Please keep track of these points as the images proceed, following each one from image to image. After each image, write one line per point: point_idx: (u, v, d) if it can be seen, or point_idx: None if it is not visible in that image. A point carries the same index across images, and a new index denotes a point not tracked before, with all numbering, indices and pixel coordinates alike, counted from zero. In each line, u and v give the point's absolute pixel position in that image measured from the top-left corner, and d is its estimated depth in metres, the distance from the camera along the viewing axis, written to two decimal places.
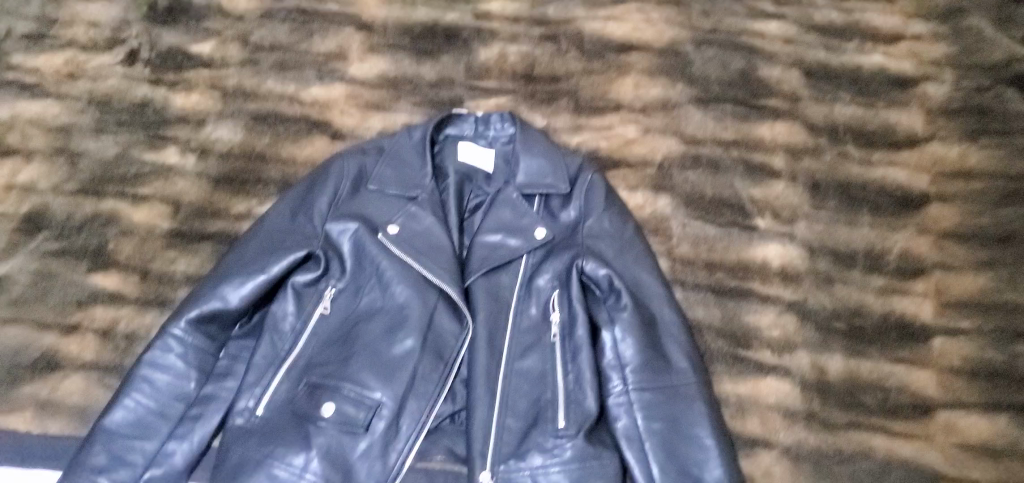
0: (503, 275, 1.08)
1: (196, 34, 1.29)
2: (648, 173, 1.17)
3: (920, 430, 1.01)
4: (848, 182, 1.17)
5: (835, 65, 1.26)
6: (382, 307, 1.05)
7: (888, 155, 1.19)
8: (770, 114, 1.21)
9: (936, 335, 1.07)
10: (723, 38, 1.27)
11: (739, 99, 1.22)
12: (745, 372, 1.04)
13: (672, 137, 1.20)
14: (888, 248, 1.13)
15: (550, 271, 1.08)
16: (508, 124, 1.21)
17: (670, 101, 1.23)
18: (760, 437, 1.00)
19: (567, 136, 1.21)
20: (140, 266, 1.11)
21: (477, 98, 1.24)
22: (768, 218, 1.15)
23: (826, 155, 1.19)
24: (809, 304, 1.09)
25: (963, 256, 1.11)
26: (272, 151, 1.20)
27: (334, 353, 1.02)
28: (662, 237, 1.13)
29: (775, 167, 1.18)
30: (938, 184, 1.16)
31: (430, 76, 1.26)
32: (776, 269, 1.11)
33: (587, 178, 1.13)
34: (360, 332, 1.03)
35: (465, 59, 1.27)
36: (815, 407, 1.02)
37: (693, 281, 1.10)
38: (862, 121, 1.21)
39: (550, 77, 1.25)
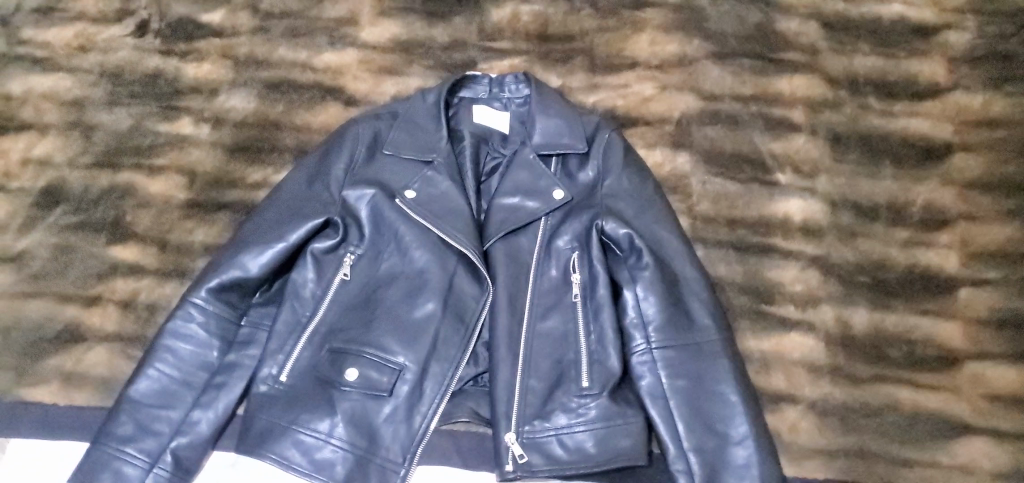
0: (522, 237, 1.07)
1: (203, 2, 1.27)
2: (667, 130, 1.16)
3: (946, 381, 1.01)
4: (870, 135, 1.15)
5: (854, 16, 1.23)
6: (401, 271, 1.05)
7: (910, 106, 1.16)
8: (788, 68, 1.19)
9: (960, 286, 1.06)
10: None
11: (756, 54, 1.20)
12: (768, 328, 1.03)
13: (690, 95, 1.18)
14: (912, 200, 1.11)
15: (569, 232, 1.07)
16: (523, 85, 1.20)
17: (687, 57, 1.20)
18: (785, 393, 1.00)
19: (583, 96, 1.20)
20: (159, 237, 1.11)
21: (491, 60, 1.23)
22: (789, 173, 1.13)
23: (847, 107, 1.17)
24: (833, 258, 1.08)
25: (987, 206, 1.10)
26: (286, 119, 1.18)
27: (356, 318, 1.02)
28: (682, 196, 1.12)
29: (795, 120, 1.16)
30: (961, 134, 1.14)
31: (443, 39, 1.24)
32: (798, 224, 1.10)
33: (605, 136, 1.12)
34: (381, 296, 1.03)
35: (478, 20, 1.25)
36: (840, 361, 1.02)
37: (714, 238, 1.09)
38: (882, 72, 1.19)
39: (565, 35, 1.23)
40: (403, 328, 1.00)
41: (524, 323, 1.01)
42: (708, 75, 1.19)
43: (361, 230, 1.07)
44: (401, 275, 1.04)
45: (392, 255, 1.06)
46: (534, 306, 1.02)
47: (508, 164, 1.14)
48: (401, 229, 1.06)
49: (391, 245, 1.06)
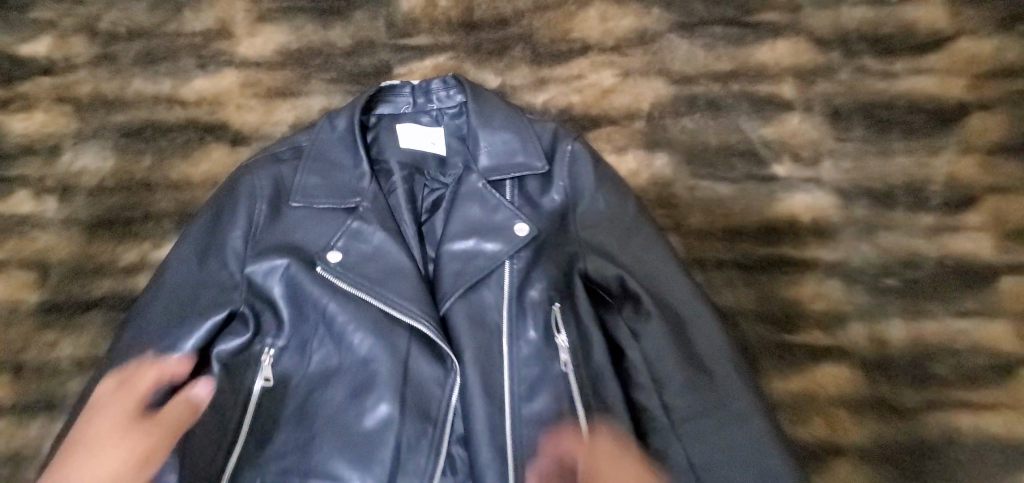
0: (484, 291, 0.85)
1: (19, 29, 0.98)
2: (638, 128, 0.96)
3: (1009, 397, 0.83)
4: (872, 102, 0.97)
5: None
6: (338, 364, 0.81)
7: (914, 61, 0.98)
8: (768, 32, 0.99)
9: (1002, 274, 0.89)
10: None
11: (729, 19, 0.99)
12: (797, 362, 0.85)
13: (661, 82, 0.97)
14: (932, 176, 0.94)
15: (542, 280, 0.84)
16: (455, 91, 0.95)
17: (647, 32, 0.99)
18: (830, 442, 0.81)
19: (530, 96, 0.97)
20: (10, 359, 0.84)
21: (409, 63, 0.99)
22: (788, 161, 0.95)
23: (842, 73, 0.98)
24: (854, 262, 0.90)
25: (1019, 174, 0.93)
26: (157, 175, 0.93)
27: (288, 438, 0.79)
28: (668, 209, 0.92)
29: (786, 96, 0.97)
30: (976, 88, 0.97)
31: (345, 44, 0.99)
32: (809, 224, 0.92)
33: (567, 149, 0.90)
34: (317, 404, 0.80)
35: (384, 12, 1.00)
36: (883, 390, 0.84)
37: (714, 257, 0.90)
38: (876, 23, 1.00)
39: (495, 20, 0.99)
40: (352, 444, 0.77)
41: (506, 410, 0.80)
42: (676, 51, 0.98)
43: (279, 316, 0.83)
44: (338, 370, 0.81)
45: (323, 345, 0.82)
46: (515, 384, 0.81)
47: (452, 196, 0.92)
48: (329, 307, 0.82)
49: (319, 329, 0.83)
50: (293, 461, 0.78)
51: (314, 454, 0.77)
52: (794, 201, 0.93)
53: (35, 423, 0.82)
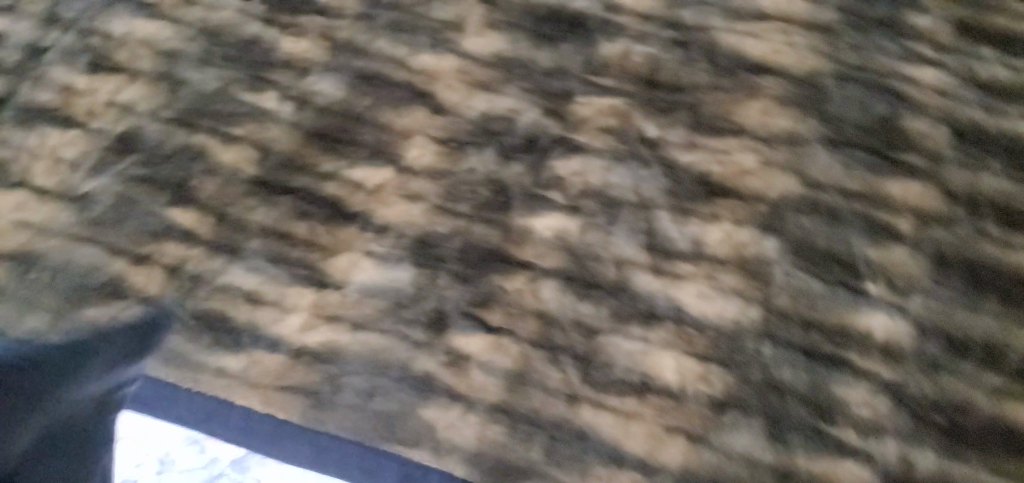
0: (392, 400, 0.71)
1: None
2: (505, 138, 0.84)
3: (963, 303, 0.76)
4: (741, 159, 0.82)
5: (491, 30, 0.90)
6: (164, 399, 0.73)
7: (669, 103, 0.86)
8: (582, 77, 0.87)
9: (881, 217, 0.80)
10: (416, 16, 0.90)
11: (482, 75, 0.87)
12: (782, 330, 0.74)
13: (825, 141, 0.83)
14: (818, 172, 0.82)
15: (373, 295, 0.76)
16: (341, 252, 0.78)
17: (479, 50, 0.89)
18: (886, 367, 0.73)
19: (382, 117, 0.84)
20: None
21: (105, 113, 0.84)
22: (666, 175, 0.82)
23: (682, 143, 0.84)
24: (772, 286, 0.76)
25: (903, 227, 0.79)
26: None
27: (141, 379, 0.73)
28: (568, 249, 0.79)
29: (647, 134, 0.84)
30: (762, 128, 0.84)
31: (36, 106, 0.84)
32: (700, 253, 0.78)
33: (386, 213, 0.80)
34: (244, 423, 0.72)
35: (41, 75, 0.86)
36: (839, 320, 0.75)
37: (630, 298, 0.76)
38: (610, 74, 0.87)
39: (296, 20, 0.89)
40: (384, 326, 0.74)
41: (449, 351, 0.74)
42: (942, 52, 0.89)
43: None
44: None
45: None
46: (396, 374, 0.72)
47: None
48: None
49: (355, 459, 0.71)
50: (166, 389, 0.73)
51: (292, 419, 0.71)
52: (927, 199, 0.80)
53: (81, 249, 0.77)
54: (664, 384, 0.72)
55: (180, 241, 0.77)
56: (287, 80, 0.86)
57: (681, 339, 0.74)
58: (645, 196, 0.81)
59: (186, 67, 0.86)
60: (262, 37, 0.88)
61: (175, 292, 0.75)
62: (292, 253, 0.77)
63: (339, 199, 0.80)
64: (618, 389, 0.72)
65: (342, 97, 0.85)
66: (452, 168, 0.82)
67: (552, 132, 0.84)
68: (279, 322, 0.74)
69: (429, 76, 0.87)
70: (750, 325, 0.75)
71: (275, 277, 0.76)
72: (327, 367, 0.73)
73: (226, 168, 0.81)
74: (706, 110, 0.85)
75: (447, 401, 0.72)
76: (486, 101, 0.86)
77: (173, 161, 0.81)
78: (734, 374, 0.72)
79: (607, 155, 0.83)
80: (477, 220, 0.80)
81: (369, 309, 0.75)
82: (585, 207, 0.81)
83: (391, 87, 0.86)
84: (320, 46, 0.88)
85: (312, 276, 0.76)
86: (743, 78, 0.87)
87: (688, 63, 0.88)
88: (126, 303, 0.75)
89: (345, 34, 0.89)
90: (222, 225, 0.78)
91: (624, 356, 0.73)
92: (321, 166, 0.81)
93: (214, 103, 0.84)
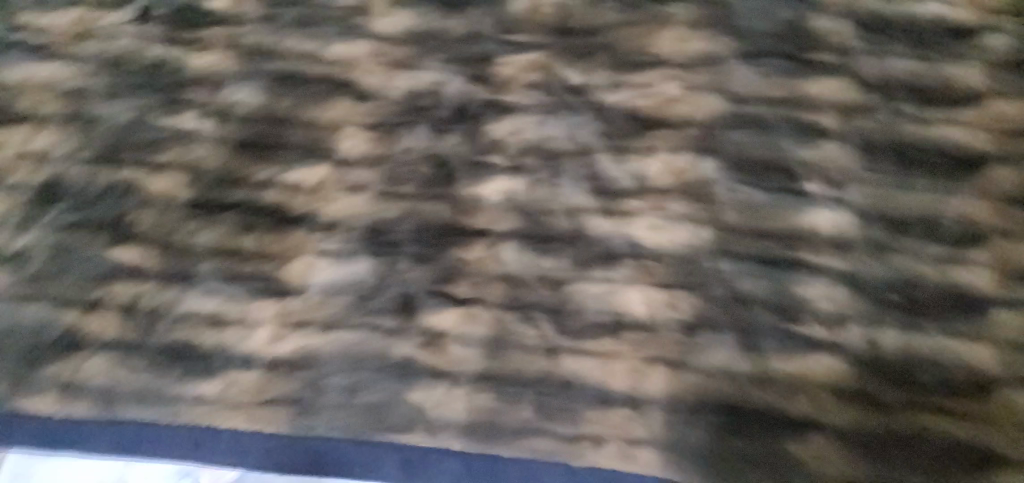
0: (377, 391, 0.72)
1: None
2: (434, 112, 0.84)
3: (897, 185, 0.79)
4: (665, 88, 0.84)
5: (398, 8, 0.89)
6: (144, 438, 0.70)
7: (586, 47, 0.87)
8: (496, 38, 0.87)
9: (806, 118, 0.82)
10: (319, 8, 0.89)
11: (398, 54, 0.87)
12: (735, 245, 0.77)
13: (740, 56, 0.85)
14: (741, 87, 0.84)
15: (337, 292, 0.76)
16: (295, 257, 0.77)
17: (390, 30, 0.88)
18: (839, 259, 0.76)
19: (307, 115, 0.83)
20: None
21: (20, 165, 0.81)
22: (597, 117, 0.83)
23: (607, 83, 0.85)
24: (718, 205, 0.79)
25: (829, 124, 0.82)
26: None
27: (118, 424, 0.71)
28: (518, 208, 0.79)
29: (571, 81, 0.85)
30: (680, 55, 0.86)
31: None
32: (645, 186, 0.80)
33: (332, 209, 0.79)
34: (232, 444, 0.70)
35: None
36: (787, 224, 0.78)
37: (586, 244, 0.78)
38: (524, 29, 0.88)
39: (198, 34, 0.87)
40: (353, 320, 0.75)
41: (422, 332, 0.74)
42: None
43: None
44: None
45: None
46: (376, 365, 0.73)
47: None
48: None
49: (353, 455, 0.70)
50: (146, 428, 0.71)
51: (280, 429, 0.71)
52: (846, 92, 0.83)
53: (28, 308, 0.75)
54: (634, 319, 0.74)
55: (128, 279, 0.76)
56: (203, 97, 0.84)
57: (642, 273, 0.76)
58: (581, 143, 0.82)
59: (95, 102, 0.84)
60: (167, 58, 0.86)
61: (135, 332, 0.74)
62: (245, 268, 0.76)
63: (281, 205, 0.79)
64: (593, 333, 0.74)
65: (262, 104, 0.84)
66: (388, 152, 0.82)
67: (478, 97, 0.85)
68: (247, 338, 0.74)
69: (345, 66, 0.86)
70: (705, 246, 0.77)
71: (234, 295, 0.75)
72: (305, 372, 0.72)
73: (159, 196, 0.79)
74: (623, 47, 0.86)
75: (430, 380, 0.72)
76: (407, 79, 0.85)
77: (103, 200, 0.79)
78: (699, 295, 0.75)
79: (537, 110, 0.84)
80: (423, 198, 0.80)
81: (335, 307, 0.75)
82: (525, 165, 0.81)
83: (310, 83, 0.85)
84: (228, 57, 0.86)
85: (270, 286, 0.76)
86: (652, 10, 0.88)
87: (597, 5, 0.89)
88: (88, 352, 0.73)
89: (252, 38, 0.87)
90: (168, 254, 0.77)
91: (592, 299, 0.75)
92: (256, 177, 0.80)
93: (133, 134, 0.82)
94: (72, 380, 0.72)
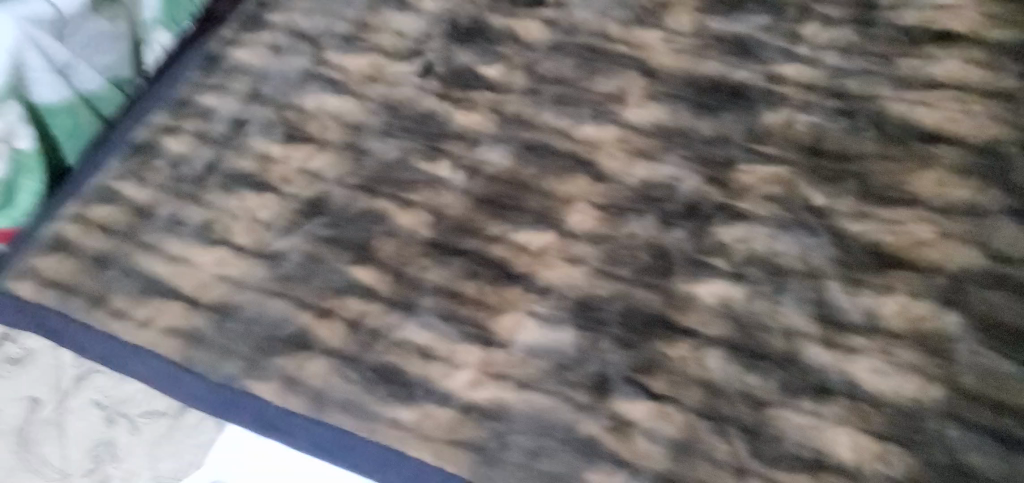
0: (557, 460, 0.72)
1: None
2: (667, 204, 0.85)
3: None
4: (916, 228, 0.80)
5: (653, 100, 0.93)
6: (339, 444, 0.76)
7: (837, 171, 0.85)
8: (744, 146, 0.88)
9: None
10: (580, 89, 0.95)
11: (645, 144, 0.90)
12: (968, 410, 0.70)
13: (1008, 211, 0.79)
14: (1003, 244, 0.78)
15: (539, 355, 0.78)
16: (508, 312, 0.81)
17: (641, 120, 0.91)
18: None
19: (548, 184, 0.88)
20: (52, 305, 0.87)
21: (297, 179, 0.92)
22: (835, 243, 0.80)
23: (851, 211, 0.82)
24: (955, 362, 0.73)
25: None
26: (134, 235, 0.92)
27: (320, 425, 0.77)
28: (733, 316, 0.78)
29: (813, 202, 0.83)
30: (937, 198, 0.81)
31: (239, 174, 0.94)
32: (874, 325, 0.76)
33: (551, 276, 0.82)
34: (414, 473, 0.73)
35: (244, 145, 0.96)
36: None
37: (799, 369, 0.74)
38: (774, 143, 0.88)
39: (468, 94, 0.96)
40: (548, 385, 0.76)
41: (613, 415, 0.74)
42: None
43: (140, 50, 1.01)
44: None
45: None
46: (562, 435, 0.73)
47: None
48: None
49: None
50: (343, 436, 0.76)
51: (461, 472, 0.73)
52: None
53: (273, 303, 0.84)
54: (837, 460, 0.70)
55: (360, 298, 0.83)
56: (460, 150, 0.92)
57: (855, 414, 0.71)
58: (811, 265, 0.80)
59: (369, 137, 0.94)
60: (437, 110, 0.95)
61: (354, 346, 0.80)
62: (462, 312, 0.81)
63: (506, 261, 0.84)
64: (789, 463, 0.70)
65: (509, 166, 0.90)
66: (615, 234, 0.84)
67: (714, 199, 0.85)
68: (449, 378, 0.78)
69: (592, 145, 0.90)
70: (931, 403, 0.71)
71: (446, 334, 0.80)
72: (494, 424, 0.75)
73: (402, 230, 0.87)
74: (877, 179, 0.84)
75: (611, 465, 0.72)
76: (648, 168, 0.88)
77: (356, 223, 0.88)
78: (916, 454, 0.69)
79: (772, 223, 0.83)
80: (640, 284, 0.81)
81: (534, 369, 0.77)
82: (749, 275, 0.80)
83: (556, 155, 0.90)
84: (489, 118, 0.94)
85: (480, 334, 0.80)
86: (915, 147, 0.85)
87: (855, 132, 0.87)
88: (312, 354, 0.80)
89: (513, 106, 0.94)
90: (398, 283, 0.83)
91: (794, 428, 0.71)
92: (489, 230, 0.86)
93: (393, 171, 0.91)
94: (293, 376, 0.79)
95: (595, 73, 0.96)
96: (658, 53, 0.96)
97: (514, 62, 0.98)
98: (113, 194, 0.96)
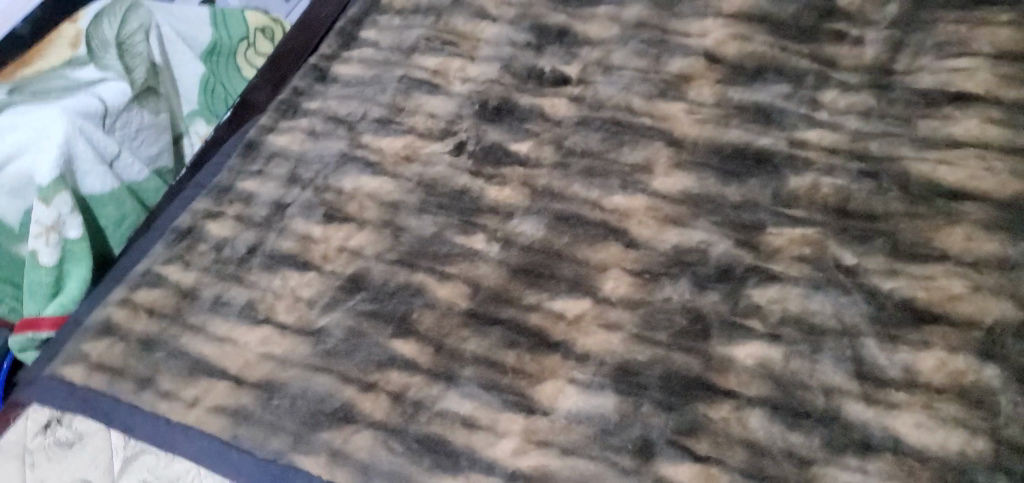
0: None
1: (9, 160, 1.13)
2: (699, 269, 0.87)
3: None
4: (947, 283, 0.81)
5: (678, 169, 0.96)
6: None
7: (864, 230, 0.87)
8: (771, 209, 0.91)
9: None
10: (607, 160, 0.98)
11: (673, 210, 0.92)
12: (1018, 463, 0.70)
13: None
14: None
15: (582, 422, 0.79)
16: (549, 379, 0.82)
17: (669, 188, 0.94)
18: None
19: (581, 253, 0.91)
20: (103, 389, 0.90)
21: (338, 257, 0.95)
22: (867, 301, 0.82)
23: (882, 269, 0.84)
24: (1000, 414, 0.73)
25: None
26: (181, 317, 0.95)
27: None
28: (772, 376, 0.79)
29: (843, 261, 0.85)
30: (966, 253, 0.83)
31: (281, 254, 0.97)
32: (913, 380, 0.76)
33: (589, 342, 0.84)
34: None
35: (286, 227, 1.00)
36: None
37: (842, 427, 0.75)
38: (800, 206, 0.90)
39: (500, 170, 1.00)
40: (592, 452, 0.77)
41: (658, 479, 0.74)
42: None
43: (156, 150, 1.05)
44: None
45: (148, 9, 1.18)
46: None
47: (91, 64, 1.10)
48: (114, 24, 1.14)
49: None
50: None
51: None
52: None
53: (317, 378, 0.86)
54: None
55: (402, 370, 0.85)
56: (494, 223, 0.95)
57: (902, 471, 0.71)
58: (846, 323, 0.81)
59: (406, 214, 0.98)
60: (470, 186, 0.99)
61: (399, 418, 0.82)
62: (503, 381, 0.82)
63: (543, 329, 0.85)
64: None
65: (543, 236, 0.93)
66: (649, 298, 0.86)
67: (744, 261, 0.87)
68: (493, 447, 0.79)
69: (622, 214, 0.93)
70: (979, 457, 0.71)
71: (488, 403, 0.81)
72: None
73: (441, 303, 0.89)
74: (905, 236, 0.85)
75: None
76: (678, 234, 0.90)
77: (396, 297, 0.90)
78: None
79: (803, 284, 0.84)
80: (678, 348, 0.82)
81: (578, 435, 0.78)
82: (785, 335, 0.81)
83: (588, 225, 0.93)
84: (521, 192, 0.97)
85: (522, 402, 0.81)
86: (939, 204, 0.87)
87: (879, 192, 0.89)
88: (357, 427, 0.82)
89: (544, 179, 0.98)
90: (439, 355, 0.85)
91: None
92: (526, 300, 0.88)
93: (431, 246, 0.94)
94: (338, 449, 0.81)
95: (621, 145, 0.99)
96: (681, 123, 1.00)
97: (542, 137, 1.02)
98: (159, 277, 1.00)
